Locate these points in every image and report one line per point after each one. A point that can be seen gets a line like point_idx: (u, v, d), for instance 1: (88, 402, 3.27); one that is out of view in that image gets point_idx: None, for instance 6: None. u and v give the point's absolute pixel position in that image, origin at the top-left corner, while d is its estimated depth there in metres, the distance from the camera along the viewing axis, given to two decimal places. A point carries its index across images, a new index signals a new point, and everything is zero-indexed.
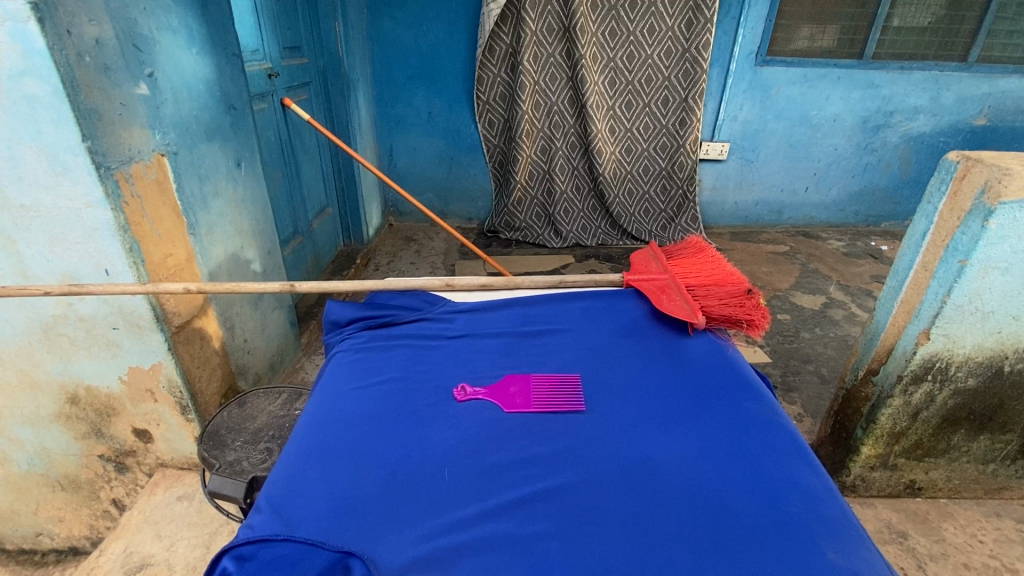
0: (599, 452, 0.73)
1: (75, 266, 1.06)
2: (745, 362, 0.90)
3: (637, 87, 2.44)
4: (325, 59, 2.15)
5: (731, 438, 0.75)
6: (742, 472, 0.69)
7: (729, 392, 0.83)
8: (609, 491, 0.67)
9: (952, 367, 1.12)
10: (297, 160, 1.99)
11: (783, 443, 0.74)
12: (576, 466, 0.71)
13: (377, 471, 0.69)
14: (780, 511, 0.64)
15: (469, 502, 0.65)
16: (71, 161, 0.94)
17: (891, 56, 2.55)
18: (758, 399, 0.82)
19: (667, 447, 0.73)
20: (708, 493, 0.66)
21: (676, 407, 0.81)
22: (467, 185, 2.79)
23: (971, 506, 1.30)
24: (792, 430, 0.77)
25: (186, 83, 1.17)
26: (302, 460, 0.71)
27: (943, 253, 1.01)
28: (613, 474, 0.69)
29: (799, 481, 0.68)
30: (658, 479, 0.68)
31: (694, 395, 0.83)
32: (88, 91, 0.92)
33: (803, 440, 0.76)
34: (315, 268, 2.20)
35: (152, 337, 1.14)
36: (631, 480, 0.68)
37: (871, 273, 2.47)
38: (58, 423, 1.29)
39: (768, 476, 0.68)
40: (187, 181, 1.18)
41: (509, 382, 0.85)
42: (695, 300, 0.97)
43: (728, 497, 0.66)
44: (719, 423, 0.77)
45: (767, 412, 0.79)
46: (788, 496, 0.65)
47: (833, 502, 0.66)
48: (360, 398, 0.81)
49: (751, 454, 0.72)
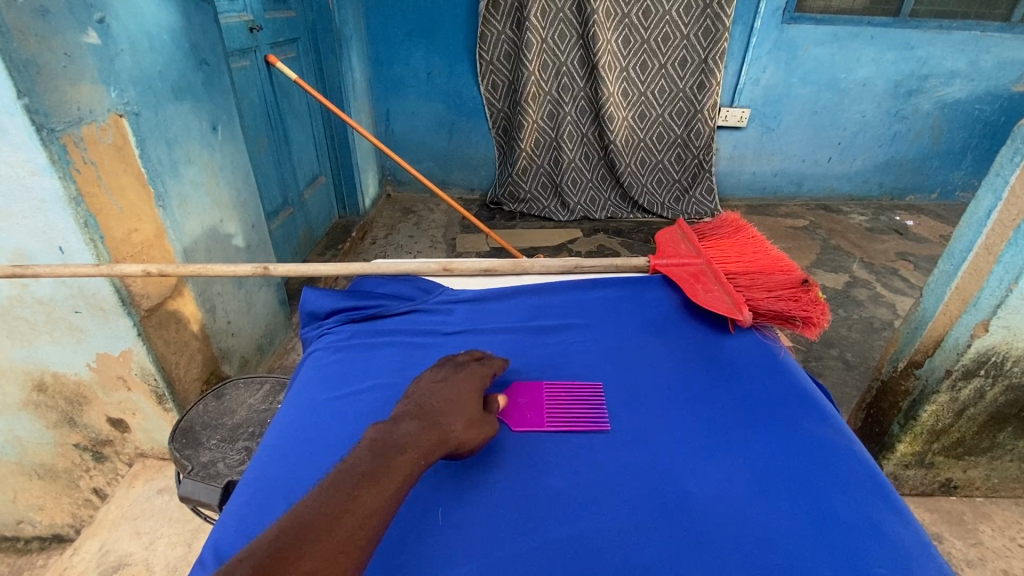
0: (624, 486, 0.63)
1: (26, 243, 0.94)
2: (798, 369, 0.79)
3: (653, 46, 2.26)
4: (315, 13, 1.96)
5: (780, 468, 0.64)
6: (809, 515, 0.59)
7: (772, 407, 0.72)
8: (641, 539, 0.57)
9: (1008, 361, 1.00)
10: (286, 124, 1.84)
11: (845, 471, 0.63)
12: (597, 506, 0.60)
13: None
14: (853, 570, 0.53)
15: (472, 554, 0.56)
16: (7, 121, 0.81)
17: (930, 13, 2.35)
18: (822, 418, 0.71)
19: (713, 480, 0.63)
20: (768, 543, 0.56)
21: (721, 427, 0.70)
22: (468, 153, 2.63)
23: (1010, 506, 1.21)
24: (866, 459, 0.66)
25: (146, 32, 1.02)
26: (280, 494, 0.60)
27: (1012, 234, 0.89)
28: (647, 516, 0.59)
29: (873, 525, 0.57)
30: (703, 523, 0.58)
31: (729, 413, 0.72)
32: (21, 38, 0.78)
33: (880, 472, 0.65)
34: (307, 241, 2.07)
35: (119, 322, 1.03)
36: (671, 525, 0.58)
37: (896, 250, 2.33)
38: (28, 411, 1.19)
39: (834, 521, 0.58)
40: (153, 146, 1.05)
41: (517, 393, 0.74)
42: (737, 291, 0.85)
43: (794, 549, 0.55)
44: (776, 449, 0.66)
45: (835, 435, 0.68)
46: (867, 550, 0.55)
47: (926, 557, 0.55)
48: (347, 412, 0.70)
49: (818, 492, 0.61)
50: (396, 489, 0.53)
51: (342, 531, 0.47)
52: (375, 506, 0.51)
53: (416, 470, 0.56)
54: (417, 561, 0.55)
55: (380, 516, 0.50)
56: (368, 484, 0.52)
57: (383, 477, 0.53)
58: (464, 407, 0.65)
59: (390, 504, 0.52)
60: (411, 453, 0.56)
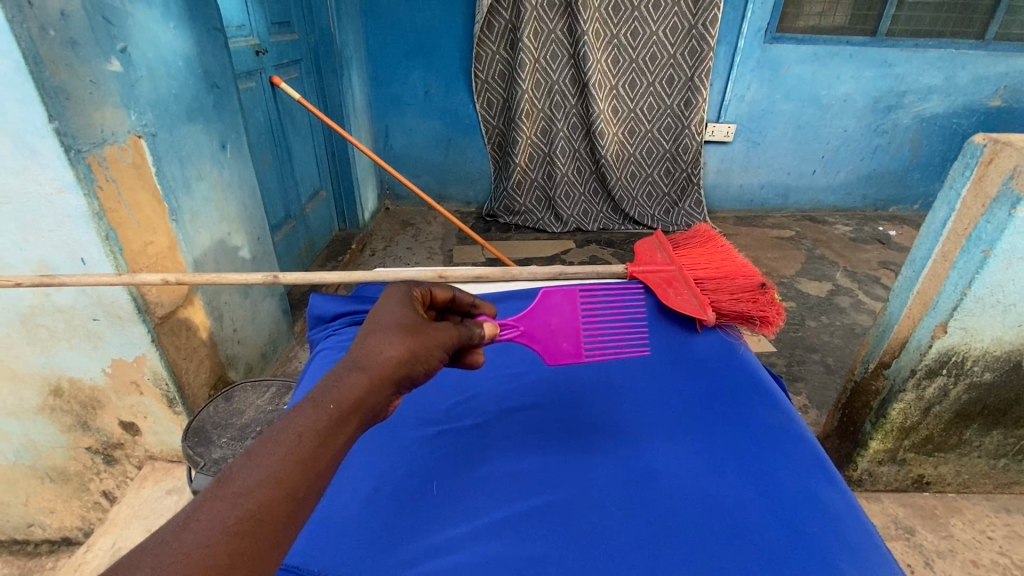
0: (603, 463, 0.75)
1: (48, 255, 1.00)
2: (755, 361, 0.93)
3: (641, 65, 2.36)
4: (317, 35, 2.06)
5: (738, 449, 0.76)
6: (759, 487, 0.71)
7: (733, 398, 0.85)
8: (612, 509, 0.68)
9: (968, 361, 1.07)
10: (289, 141, 1.92)
11: (791, 449, 0.76)
12: (575, 481, 0.72)
13: (360, 489, 0.71)
14: (793, 530, 0.65)
15: (463, 520, 0.68)
16: (39, 143, 0.88)
17: (907, 33, 2.46)
18: (774, 405, 0.84)
19: (678, 460, 0.75)
20: (720, 510, 0.68)
21: (689, 416, 0.83)
22: (464, 168, 2.72)
23: (980, 501, 1.27)
24: (810, 438, 0.79)
25: (164, 59, 1.10)
26: None
27: (965, 242, 0.96)
28: (616, 487, 0.71)
29: (815, 495, 0.70)
30: (666, 494, 0.70)
31: (698, 405, 0.85)
32: (53, 68, 0.85)
33: (821, 449, 0.78)
34: (309, 253, 2.14)
35: (134, 329, 1.09)
36: (638, 495, 0.70)
37: (878, 259, 2.41)
38: (44, 415, 1.24)
39: (781, 492, 0.70)
40: (168, 164, 1.12)
41: (549, 313, 0.85)
42: (704, 294, 0.95)
43: (744, 515, 0.67)
44: (735, 434, 0.79)
45: (784, 420, 0.81)
46: (808, 516, 0.67)
47: (853, 518, 0.68)
48: None
49: (768, 468, 0.73)
50: (285, 457, 0.45)
51: (204, 517, 0.40)
52: (259, 481, 0.43)
53: (317, 425, 0.48)
54: (420, 521, 0.67)
55: (263, 494, 0.42)
56: (246, 462, 0.44)
57: (266, 447, 0.45)
58: (384, 335, 0.59)
59: (278, 475, 0.44)
60: (304, 410, 0.49)
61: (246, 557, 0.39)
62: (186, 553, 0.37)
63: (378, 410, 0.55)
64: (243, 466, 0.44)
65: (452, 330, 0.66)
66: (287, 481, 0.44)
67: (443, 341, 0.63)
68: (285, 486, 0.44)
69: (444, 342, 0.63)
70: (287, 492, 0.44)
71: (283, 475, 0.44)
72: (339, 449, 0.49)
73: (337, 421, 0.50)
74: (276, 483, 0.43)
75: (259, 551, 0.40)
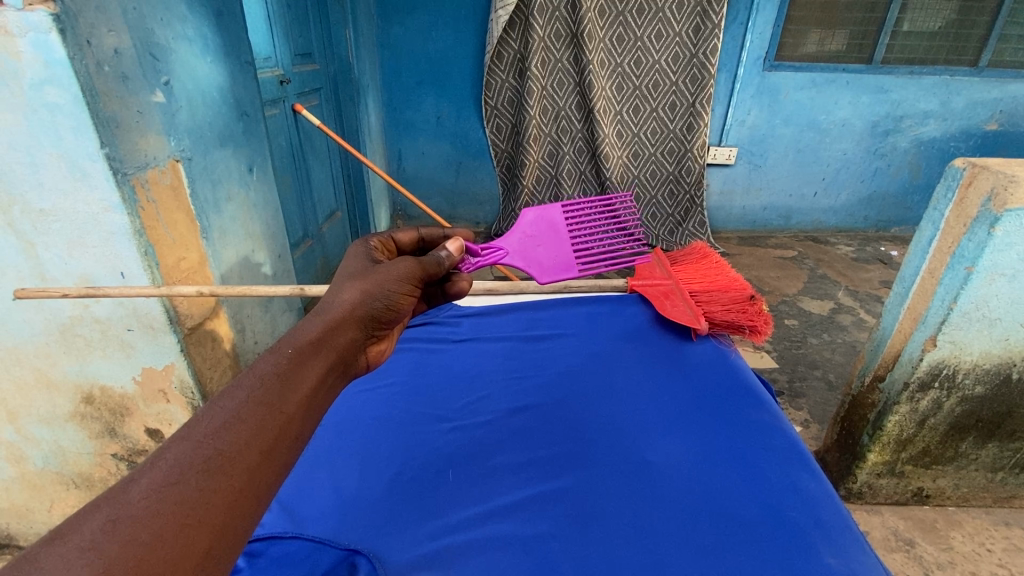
0: (605, 454, 0.87)
1: (91, 269, 1.08)
2: (744, 366, 1.05)
3: (645, 92, 2.46)
4: (336, 65, 2.16)
5: (719, 445, 0.88)
6: (740, 476, 0.82)
7: (721, 399, 0.97)
8: (610, 492, 0.80)
9: (959, 374, 1.11)
10: (308, 164, 2.02)
11: (776, 444, 0.87)
12: (578, 470, 0.85)
13: (387, 479, 0.84)
14: (770, 512, 0.76)
15: (473, 506, 0.80)
16: (89, 167, 0.96)
17: (901, 61, 2.55)
18: (760, 405, 0.95)
19: (667, 452, 0.87)
20: (701, 495, 0.79)
21: (678, 413, 0.95)
22: (475, 189, 2.83)
23: (980, 515, 1.30)
24: (790, 434, 0.90)
25: (201, 90, 1.20)
26: (336, 464, 0.88)
27: (950, 259, 1.01)
28: (616, 473, 0.83)
29: (795, 484, 0.80)
30: (655, 479, 0.82)
31: (684, 403, 0.97)
32: (106, 100, 0.93)
33: (802, 444, 0.88)
34: (324, 271, 2.23)
35: (165, 338, 1.17)
36: (633, 479, 0.82)
37: (880, 278, 2.46)
38: (74, 422, 1.30)
39: (761, 481, 0.81)
40: (201, 186, 1.21)
41: (538, 249, 1.14)
42: (698, 306, 1.10)
43: (723, 501, 0.78)
44: (720, 429, 0.91)
45: (768, 418, 0.93)
46: (788, 502, 0.77)
47: (828, 503, 0.78)
48: (381, 411, 1.00)
49: (752, 461, 0.84)
50: (247, 401, 0.51)
51: (171, 458, 0.44)
52: (224, 421, 0.49)
53: (279, 368, 0.56)
54: (438, 503, 0.80)
55: (229, 434, 0.47)
56: (210, 411, 0.50)
57: (228, 396, 0.51)
58: (338, 287, 0.71)
59: (241, 416, 0.50)
60: (265, 359, 0.56)
61: (220, 491, 0.44)
62: (156, 488, 0.41)
63: (344, 347, 0.66)
64: (207, 413, 0.49)
65: (403, 267, 0.77)
66: (251, 420, 0.50)
67: (394, 279, 0.75)
68: (249, 425, 0.49)
69: (393, 280, 0.75)
70: (253, 430, 0.49)
71: (246, 415, 0.50)
72: (301, 390, 0.55)
73: (295, 365, 0.57)
74: (239, 423, 0.49)
75: (231, 486, 0.45)
